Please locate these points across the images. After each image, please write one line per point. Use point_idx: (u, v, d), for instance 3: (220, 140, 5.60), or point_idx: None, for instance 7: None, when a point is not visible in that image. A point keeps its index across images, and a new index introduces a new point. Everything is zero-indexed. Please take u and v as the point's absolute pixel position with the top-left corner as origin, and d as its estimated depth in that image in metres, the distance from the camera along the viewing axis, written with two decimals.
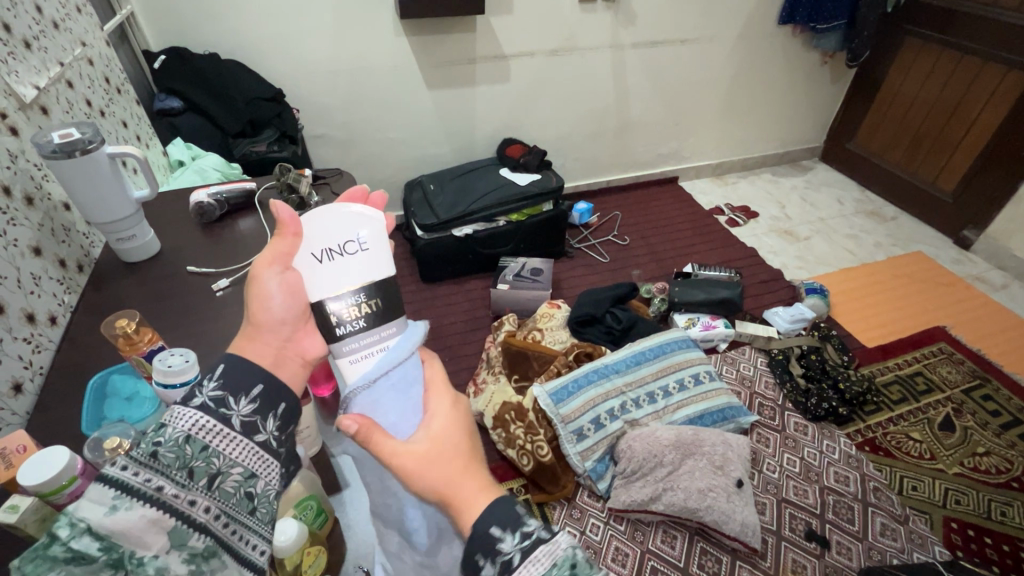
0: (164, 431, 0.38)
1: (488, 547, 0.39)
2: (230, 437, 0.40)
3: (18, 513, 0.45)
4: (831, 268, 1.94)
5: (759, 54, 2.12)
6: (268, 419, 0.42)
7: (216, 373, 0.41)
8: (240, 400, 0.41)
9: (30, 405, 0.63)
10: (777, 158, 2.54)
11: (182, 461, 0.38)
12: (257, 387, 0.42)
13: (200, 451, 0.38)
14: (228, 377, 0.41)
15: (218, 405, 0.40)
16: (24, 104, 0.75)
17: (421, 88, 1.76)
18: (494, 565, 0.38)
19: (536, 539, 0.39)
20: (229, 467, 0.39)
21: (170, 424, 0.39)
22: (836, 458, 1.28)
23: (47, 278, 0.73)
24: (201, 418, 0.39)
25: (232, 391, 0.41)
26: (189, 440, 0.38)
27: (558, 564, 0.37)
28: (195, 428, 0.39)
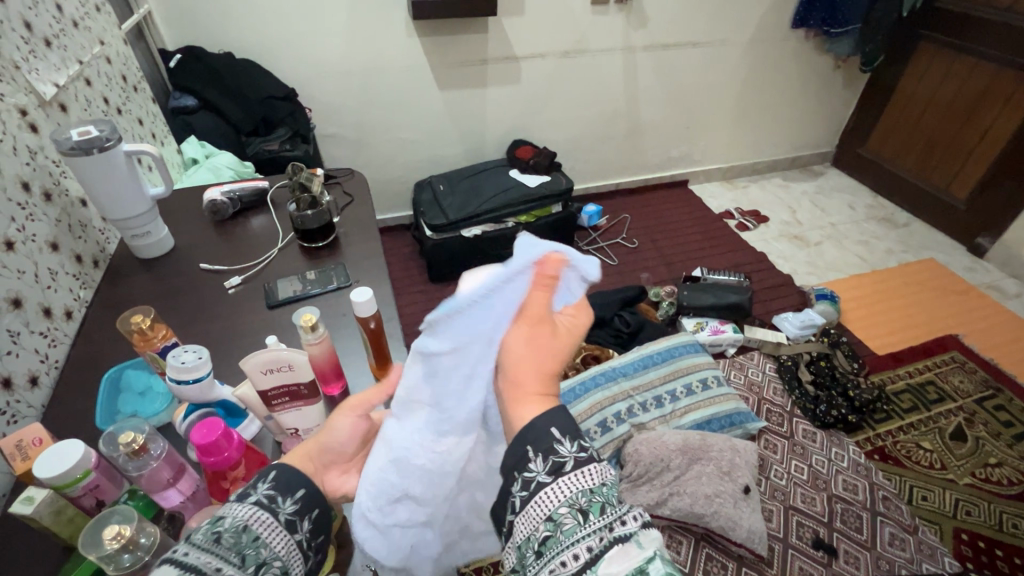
0: (223, 522, 0.39)
1: (541, 445, 0.43)
2: (277, 532, 0.40)
3: (34, 505, 0.45)
4: (841, 274, 1.92)
5: (771, 58, 2.11)
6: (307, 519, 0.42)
7: (270, 476, 0.43)
8: (289, 500, 0.42)
9: (45, 398, 0.64)
10: (788, 162, 2.52)
11: (237, 548, 0.38)
12: (301, 489, 0.43)
13: (252, 540, 0.39)
14: (279, 479, 0.43)
15: (270, 501, 0.41)
16: (43, 101, 0.76)
17: (432, 89, 1.77)
18: (545, 466, 0.42)
19: (588, 456, 0.43)
20: (273, 560, 0.39)
21: (230, 514, 0.40)
22: (845, 466, 1.26)
23: (64, 273, 0.74)
24: (257, 510, 0.40)
25: (283, 490, 0.42)
26: (246, 529, 0.39)
27: (606, 483, 0.42)
28: (252, 519, 0.40)
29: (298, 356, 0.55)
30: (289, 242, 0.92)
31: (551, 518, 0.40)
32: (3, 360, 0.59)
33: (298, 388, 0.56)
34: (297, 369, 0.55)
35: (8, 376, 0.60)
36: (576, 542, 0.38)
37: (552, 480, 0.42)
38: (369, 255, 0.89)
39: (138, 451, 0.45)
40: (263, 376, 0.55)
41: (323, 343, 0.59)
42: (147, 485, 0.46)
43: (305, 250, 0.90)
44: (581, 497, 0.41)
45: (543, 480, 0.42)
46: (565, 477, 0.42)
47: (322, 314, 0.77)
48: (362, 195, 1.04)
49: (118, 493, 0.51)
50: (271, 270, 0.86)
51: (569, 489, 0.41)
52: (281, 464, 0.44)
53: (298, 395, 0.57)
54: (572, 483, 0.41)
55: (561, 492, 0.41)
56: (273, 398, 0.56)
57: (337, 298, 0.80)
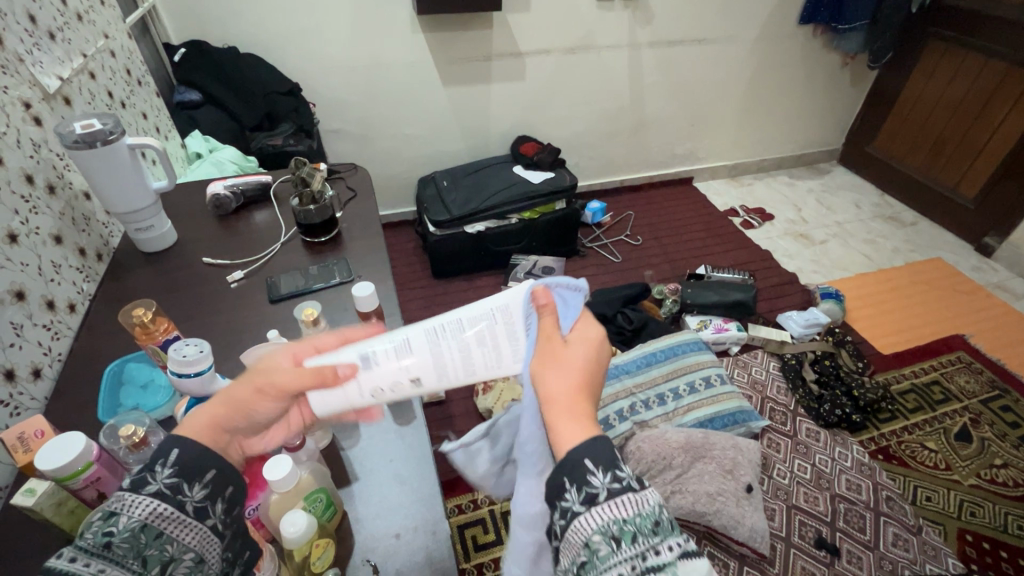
0: (117, 521, 0.37)
1: (575, 477, 0.40)
2: (186, 523, 0.39)
3: (35, 497, 0.46)
4: (847, 272, 1.91)
5: (778, 55, 2.09)
6: (219, 502, 0.41)
7: (170, 459, 0.40)
8: (196, 486, 0.40)
9: (48, 390, 0.64)
10: (794, 160, 2.50)
11: (137, 550, 0.37)
12: (209, 472, 0.41)
13: (155, 538, 0.38)
14: (183, 463, 0.40)
15: (174, 491, 0.39)
16: (47, 94, 0.76)
17: (436, 85, 1.76)
18: (579, 496, 0.39)
19: (625, 485, 0.39)
20: (182, 554, 0.38)
21: (125, 512, 0.38)
22: (848, 465, 1.26)
23: (67, 266, 0.74)
24: (158, 504, 0.38)
25: (188, 477, 0.40)
26: (144, 528, 0.38)
27: (642, 513, 0.38)
28: (153, 515, 0.38)
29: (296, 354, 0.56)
30: (292, 236, 0.92)
31: (585, 544, 0.38)
32: (6, 352, 0.59)
33: None
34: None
35: (12, 368, 0.60)
36: (610, 570, 0.36)
37: (586, 510, 0.39)
38: (372, 251, 0.89)
39: (137, 444, 0.45)
40: None
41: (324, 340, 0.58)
42: None
43: (308, 245, 0.90)
44: (613, 525, 0.38)
45: (577, 509, 0.39)
46: (598, 507, 0.39)
47: (324, 308, 0.77)
48: (366, 191, 1.04)
49: (119, 486, 0.51)
50: (273, 264, 0.86)
51: (601, 519, 0.38)
52: (180, 442, 0.41)
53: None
54: (605, 513, 0.38)
55: (593, 523, 0.38)
56: None
57: (338, 293, 0.79)
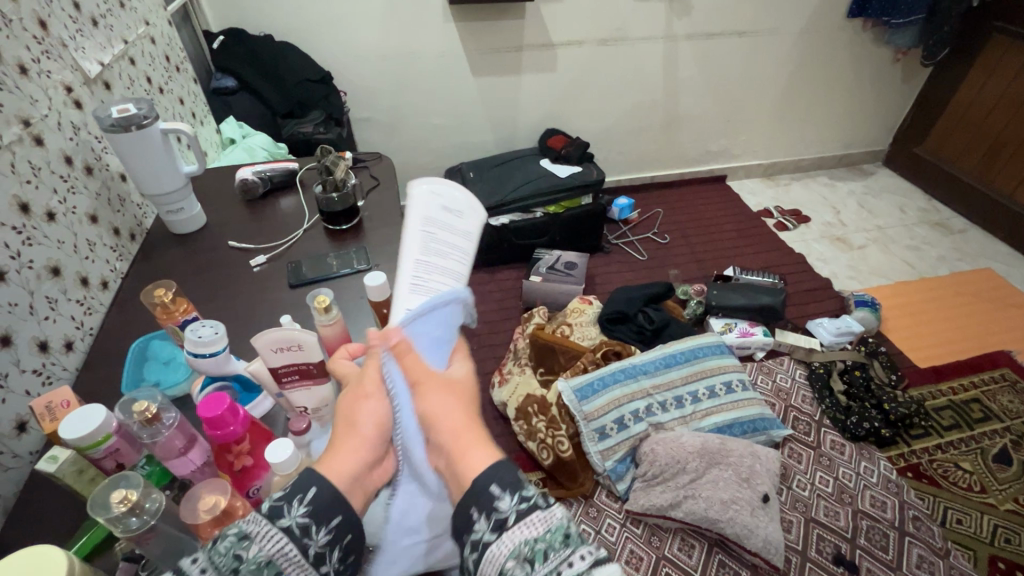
0: (247, 548, 0.37)
1: (483, 506, 0.40)
2: (303, 569, 0.37)
3: (58, 464, 0.48)
4: (885, 280, 1.82)
5: (823, 49, 2.00)
6: (335, 550, 0.39)
7: (307, 495, 0.39)
8: (322, 530, 0.39)
9: (79, 362, 0.68)
10: (835, 160, 2.40)
11: None
12: (336, 517, 0.39)
13: None
14: (316, 503, 0.39)
15: (302, 533, 0.38)
16: (88, 79, 0.79)
17: (467, 75, 1.76)
18: (489, 523, 0.40)
19: (532, 504, 0.40)
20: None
21: (256, 541, 0.37)
22: (874, 481, 1.21)
23: (102, 245, 0.77)
24: (286, 543, 0.37)
25: (318, 519, 0.39)
26: (268, 564, 0.36)
27: (552, 528, 0.39)
28: (278, 553, 0.37)
29: (309, 336, 0.54)
30: (314, 223, 0.94)
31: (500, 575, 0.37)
32: (41, 325, 0.63)
33: (310, 368, 0.55)
34: (307, 349, 0.54)
35: (46, 340, 0.63)
36: None
37: (496, 537, 0.39)
38: (390, 240, 0.90)
39: (150, 419, 0.45)
40: (275, 354, 0.54)
41: (338, 324, 0.61)
42: (161, 452, 0.47)
43: (329, 233, 0.92)
44: (527, 545, 0.38)
45: (488, 538, 0.39)
46: (508, 531, 0.39)
47: (341, 295, 0.78)
48: (389, 180, 1.05)
49: (136, 457, 0.53)
50: (295, 250, 0.88)
51: (513, 542, 0.38)
52: (317, 480, 0.40)
53: (309, 374, 0.56)
54: (515, 535, 0.38)
55: (506, 547, 0.38)
56: (283, 375, 0.56)
57: (356, 281, 0.81)
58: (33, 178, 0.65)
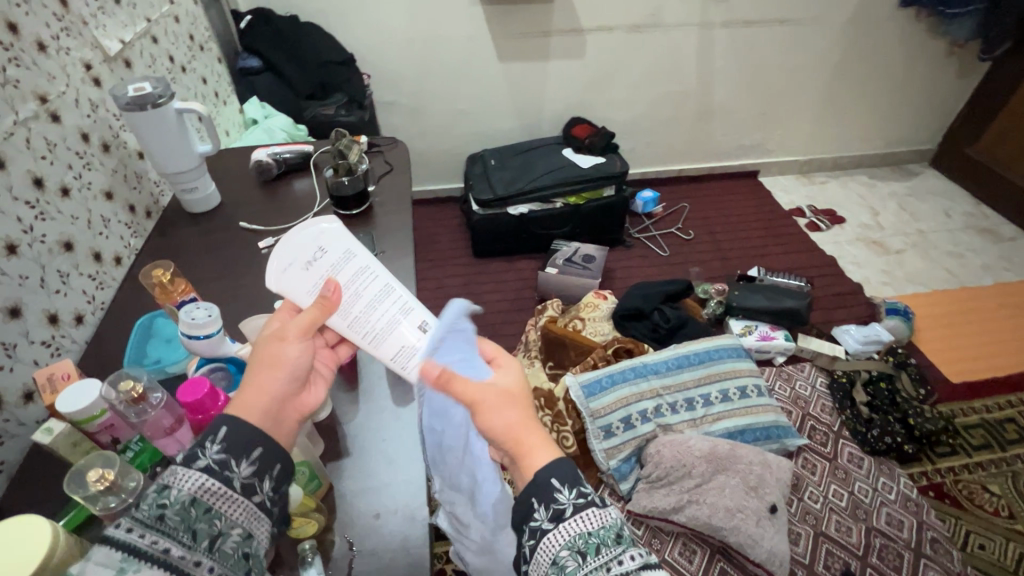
0: (168, 493, 0.36)
1: (542, 497, 0.41)
2: (234, 499, 0.38)
3: (52, 435, 0.49)
4: (922, 288, 1.73)
5: (871, 40, 1.89)
6: (266, 480, 0.40)
7: (219, 435, 0.39)
8: (243, 463, 0.39)
9: (88, 335, 0.70)
10: (877, 159, 2.28)
11: (186, 522, 0.36)
12: (257, 448, 0.40)
13: (204, 514, 0.37)
14: (230, 439, 0.39)
15: (222, 467, 0.38)
16: (108, 57, 0.81)
17: (492, 60, 1.73)
18: (546, 511, 0.41)
19: (588, 500, 0.41)
20: (230, 529, 0.37)
21: (175, 485, 0.37)
22: (892, 499, 1.16)
23: (117, 222, 0.79)
24: (206, 480, 0.37)
25: (234, 453, 0.39)
26: (194, 502, 0.37)
27: (606, 526, 0.40)
28: (201, 490, 0.37)
29: None
30: (325, 207, 0.94)
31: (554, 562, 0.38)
32: (51, 298, 0.64)
33: None
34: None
35: (56, 313, 0.65)
36: None
37: (554, 527, 0.40)
38: (399, 226, 0.89)
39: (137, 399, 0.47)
40: (263, 341, 0.58)
41: None
42: (149, 432, 0.47)
43: (339, 217, 0.92)
44: (579, 539, 0.39)
45: (545, 527, 0.40)
46: (564, 523, 0.40)
47: None
48: (402, 166, 1.04)
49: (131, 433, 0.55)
50: None
51: (569, 534, 0.39)
52: (226, 420, 0.40)
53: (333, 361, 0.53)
54: (571, 528, 0.39)
55: (562, 538, 0.39)
56: None
57: None
58: (49, 154, 0.67)
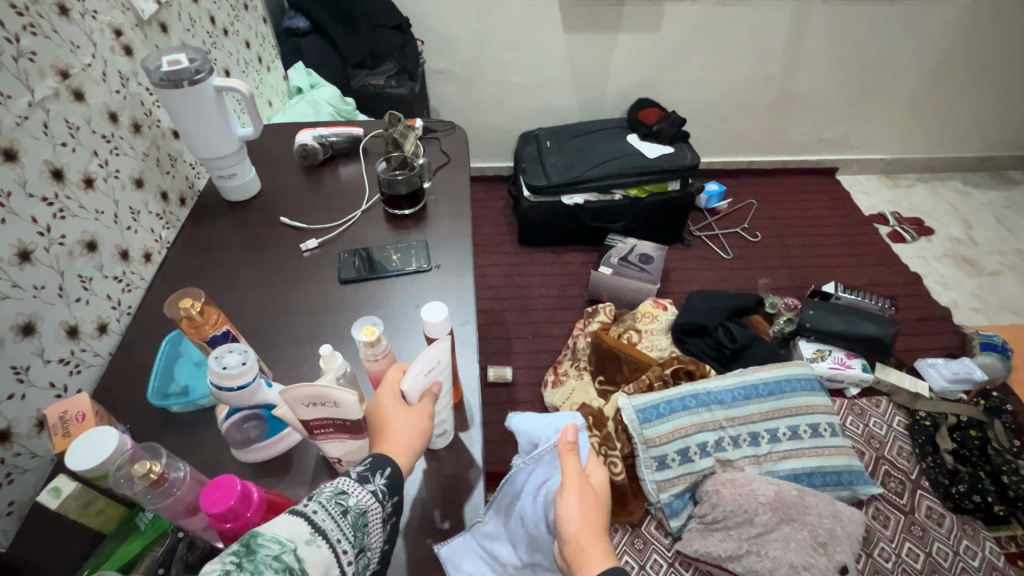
0: (347, 497, 0.39)
1: None
2: (377, 527, 0.40)
3: (60, 499, 0.43)
4: (1020, 318, 1.54)
5: (994, 26, 1.64)
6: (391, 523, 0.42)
7: (386, 471, 0.42)
8: (390, 499, 0.42)
9: (113, 345, 0.62)
10: (975, 162, 2.02)
11: (350, 529, 0.38)
12: (396, 495, 0.42)
13: (360, 529, 0.39)
14: (393, 477, 0.42)
15: (383, 498, 0.41)
16: (142, 20, 0.70)
17: (556, 30, 1.56)
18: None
19: None
20: (369, 551, 0.39)
21: (353, 494, 0.40)
22: (975, 566, 1.04)
23: (147, 213, 0.70)
24: (371, 501, 0.40)
25: (392, 488, 0.42)
26: (362, 515, 0.39)
27: None
28: (369, 507, 0.40)
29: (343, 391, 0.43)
30: (374, 203, 0.83)
31: None
32: (71, 308, 0.57)
33: (349, 423, 0.46)
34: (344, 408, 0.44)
35: (76, 324, 0.57)
36: None
37: None
38: (456, 234, 0.78)
39: (155, 482, 0.41)
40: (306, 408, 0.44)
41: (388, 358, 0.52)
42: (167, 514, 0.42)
43: (388, 216, 0.81)
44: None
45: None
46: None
47: (394, 300, 0.69)
48: (460, 157, 0.92)
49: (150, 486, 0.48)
50: (351, 234, 0.78)
51: None
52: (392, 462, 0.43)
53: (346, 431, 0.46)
54: None
55: None
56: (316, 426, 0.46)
57: (412, 283, 0.71)
58: (70, 140, 0.58)
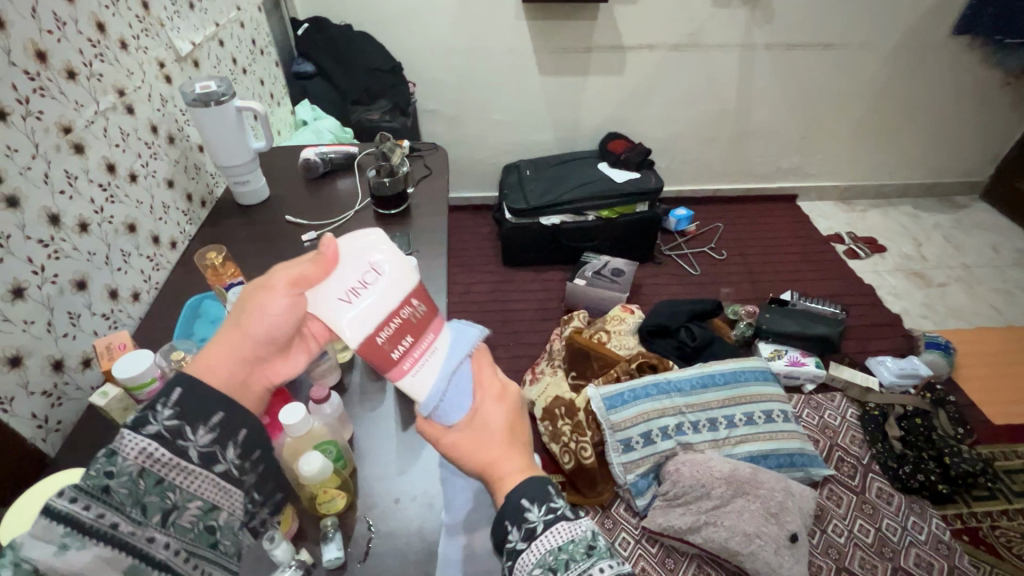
0: (117, 462, 0.36)
1: (514, 519, 0.39)
2: (189, 470, 0.37)
3: (106, 399, 0.54)
4: (966, 324, 1.66)
5: (922, 68, 1.85)
6: (229, 448, 0.38)
7: (171, 398, 0.37)
8: (199, 431, 0.37)
9: (142, 312, 0.75)
10: (923, 189, 2.20)
11: (136, 496, 0.36)
12: (218, 413, 0.38)
13: (153, 488, 0.36)
14: (184, 404, 0.37)
15: (174, 435, 0.37)
16: (180, 57, 0.87)
17: (533, 73, 1.77)
18: (519, 532, 0.39)
19: (559, 514, 0.39)
20: (186, 502, 0.37)
21: (123, 453, 0.36)
22: (922, 539, 1.11)
23: (175, 209, 0.85)
24: (154, 448, 0.36)
25: (189, 421, 0.37)
26: (142, 473, 0.36)
27: (575, 540, 0.38)
28: (149, 461, 0.36)
29: None
30: (365, 205, 0.98)
31: None
32: (114, 275, 0.70)
33: None
34: None
35: (117, 288, 0.70)
36: None
37: (527, 546, 0.38)
38: (434, 228, 0.92)
39: None
40: None
41: None
42: None
43: (377, 215, 0.96)
44: (549, 555, 0.37)
45: (519, 549, 0.38)
46: (538, 541, 0.38)
47: None
48: (441, 170, 1.08)
49: None
50: (345, 229, 0.92)
51: (542, 551, 0.37)
52: (182, 379, 0.37)
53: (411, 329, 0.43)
54: (543, 544, 0.37)
55: (535, 556, 0.37)
56: None
57: None
58: (121, 143, 0.73)
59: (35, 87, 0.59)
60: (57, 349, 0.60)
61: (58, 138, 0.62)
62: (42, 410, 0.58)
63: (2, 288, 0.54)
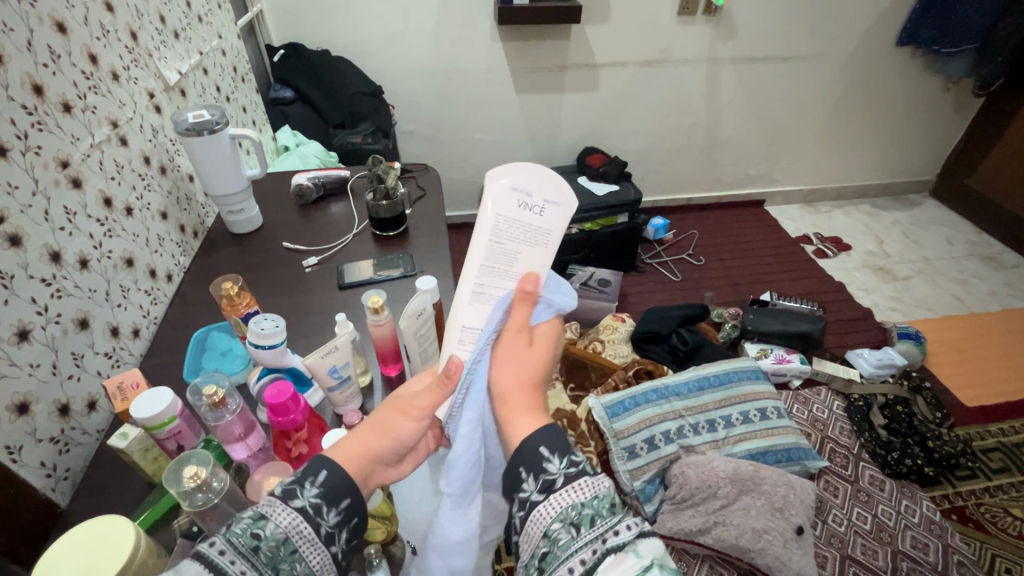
0: (264, 527, 0.38)
1: (533, 467, 0.43)
2: (315, 544, 0.40)
3: (127, 441, 0.52)
4: (932, 313, 1.76)
5: (870, 78, 1.98)
6: (344, 531, 0.42)
7: (319, 478, 0.41)
8: (333, 511, 0.41)
9: (143, 349, 0.72)
10: (878, 189, 2.35)
11: (272, 561, 0.38)
12: (346, 500, 0.42)
13: (288, 556, 0.38)
14: (328, 485, 0.41)
15: (315, 513, 0.40)
16: (168, 87, 0.86)
17: (510, 92, 1.80)
18: (537, 483, 0.43)
19: (579, 469, 0.43)
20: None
21: (273, 519, 0.39)
22: (916, 521, 1.15)
23: (169, 241, 0.82)
24: (300, 521, 0.39)
25: (329, 500, 0.41)
26: (285, 542, 0.39)
27: (599, 495, 0.41)
28: (293, 532, 0.39)
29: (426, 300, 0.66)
30: (364, 228, 0.98)
31: (546, 534, 0.40)
32: (114, 311, 0.67)
33: (428, 329, 0.68)
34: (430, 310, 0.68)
35: (117, 326, 0.68)
36: (572, 556, 0.38)
37: (544, 498, 0.42)
38: (435, 248, 0.93)
39: (217, 404, 0.53)
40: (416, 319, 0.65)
41: (388, 326, 0.66)
42: (222, 435, 0.55)
43: (376, 238, 0.95)
44: (572, 510, 0.40)
45: (536, 498, 0.42)
46: (556, 493, 0.42)
47: (390, 299, 0.81)
48: (435, 190, 1.09)
49: (195, 440, 0.57)
50: (345, 253, 0.92)
51: (561, 505, 0.41)
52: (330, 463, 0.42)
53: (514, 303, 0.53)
54: (563, 498, 0.41)
55: (553, 509, 0.41)
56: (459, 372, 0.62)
57: (401, 285, 0.84)
58: (117, 176, 0.71)
59: (33, 121, 0.57)
60: (63, 392, 0.57)
61: (56, 174, 0.60)
62: (50, 458, 0.55)
63: (9, 330, 0.51)
